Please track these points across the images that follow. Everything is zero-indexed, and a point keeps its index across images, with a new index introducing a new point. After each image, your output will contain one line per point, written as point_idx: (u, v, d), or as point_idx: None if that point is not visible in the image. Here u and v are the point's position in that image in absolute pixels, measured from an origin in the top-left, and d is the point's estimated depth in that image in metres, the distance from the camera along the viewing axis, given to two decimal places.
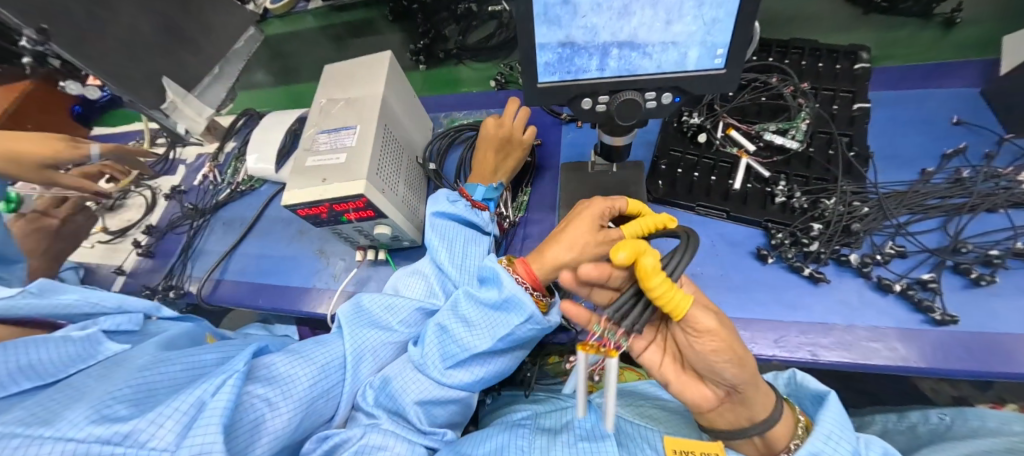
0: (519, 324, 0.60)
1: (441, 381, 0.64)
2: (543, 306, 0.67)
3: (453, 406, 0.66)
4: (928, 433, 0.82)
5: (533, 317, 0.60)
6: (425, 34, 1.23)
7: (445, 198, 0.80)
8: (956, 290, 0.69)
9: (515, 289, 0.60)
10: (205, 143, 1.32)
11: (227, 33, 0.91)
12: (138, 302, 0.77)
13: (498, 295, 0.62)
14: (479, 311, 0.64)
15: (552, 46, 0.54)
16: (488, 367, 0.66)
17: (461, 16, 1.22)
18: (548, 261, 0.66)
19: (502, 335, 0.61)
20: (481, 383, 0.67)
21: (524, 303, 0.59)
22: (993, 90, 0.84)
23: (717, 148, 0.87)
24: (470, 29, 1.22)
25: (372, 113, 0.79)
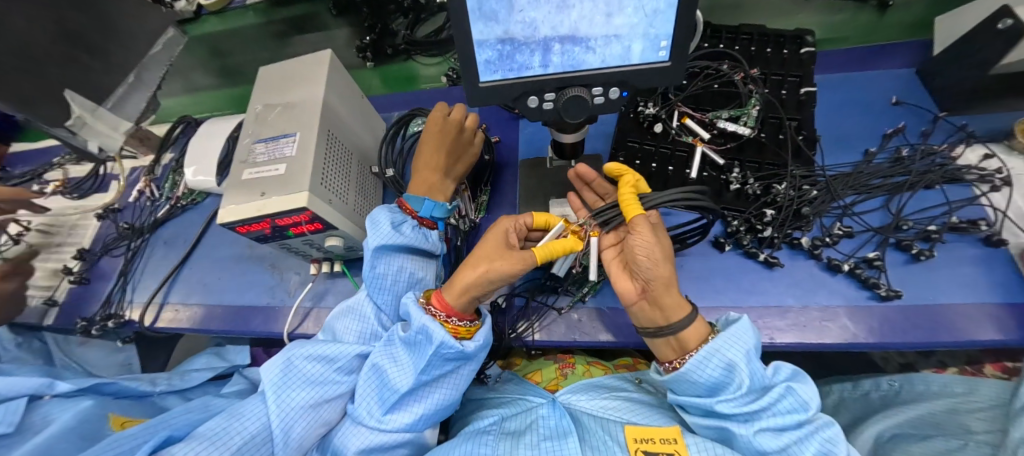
0: (431, 352, 0.59)
1: (383, 429, 0.63)
2: (466, 331, 0.66)
3: (402, 449, 0.65)
4: (879, 400, 0.86)
5: (448, 346, 0.59)
6: (372, 29, 1.17)
7: (386, 220, 0.72)
8: (899, 265, 0.72)
9: (422, 319, 0.61)
10: (140, 156, 1.22)
11: (142, 38, 0.84)
12: (23, 386, 0.74)
13: (418, 336, 0.62)
14: (410, 352, 0.64)
15: (492, 43, 0.51)
16: (426, 403, 0.64)
17: (410, 9, 1.16)
18: (458, 289, 0.64)
19: (423, 369, 0.61)
20: (426, 420, 0.65)
21: (432, 331, 0.59)
22: (927, 70, 0.88)
23: (673, 138, 0.87)
24: (419, 22, 1.18)
25: (313, 118, 0.74)
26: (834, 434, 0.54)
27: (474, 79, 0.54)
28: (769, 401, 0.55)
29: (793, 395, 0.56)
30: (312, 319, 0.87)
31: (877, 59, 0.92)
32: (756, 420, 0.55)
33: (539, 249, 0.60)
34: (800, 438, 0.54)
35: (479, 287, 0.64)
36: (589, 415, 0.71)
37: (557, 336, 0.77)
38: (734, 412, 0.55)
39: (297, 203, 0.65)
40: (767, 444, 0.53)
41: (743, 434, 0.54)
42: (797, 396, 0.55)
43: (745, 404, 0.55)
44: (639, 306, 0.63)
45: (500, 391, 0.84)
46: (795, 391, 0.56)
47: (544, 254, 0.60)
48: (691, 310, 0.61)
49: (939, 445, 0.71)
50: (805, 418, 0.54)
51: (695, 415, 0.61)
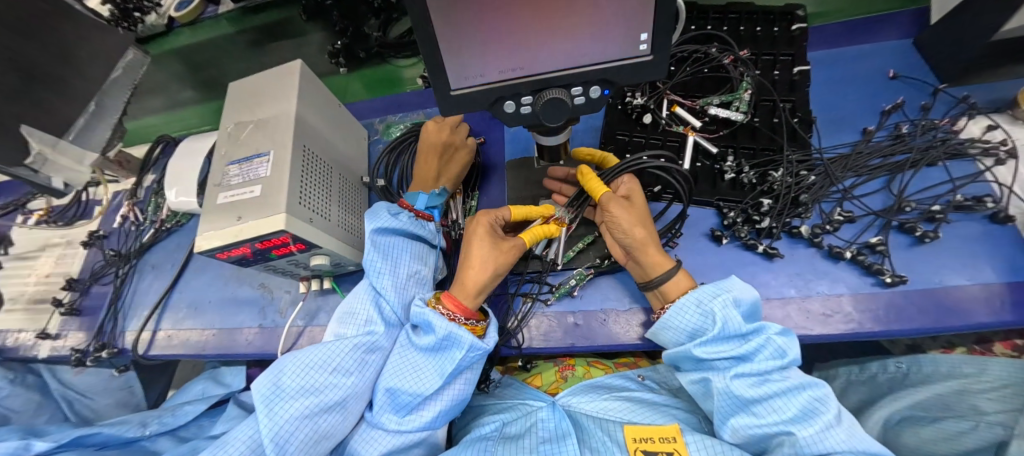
0: (460, 357, 0.61)
1: (402, 430, 0.62)
2: (478, 330, 0.64)
3: (418, 448, 0.65)
4: (888, 382, 0.83)
5: (477, 348, 0.61)
6: (343, 33, 1.11)
7: (384, 211, 0.74)
8: (902, 249, 0.70)
9: (448, 325, 0.60)
10: (121, 179, 1.19)
11: (101, 63, 0.82)
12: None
13: (443, 341, 0.62)
14: (428, 356, 0.64)
15: (460, 49, 0.48)
16: (441, 404, 0.63)
17: (379, 10, 1.12)
18: (470, 287, 0.64)
19: (450, 372, 0.61)
20: (443, 418, 0.64)
21: (461, 336, 0.60)
22: (926, 40, 0.84)
23: (664, 128, 0.83)
24: (391, 22, 1.13)
25: (286, 134, 0.71)
26: (822, 392, 0.53)
27: (444, 87, 0.52)
28: (746, 348, 0.56)
29: (773, 345, 0.56)
30: (306, 339, 0.85)
31: (872, 31, 0.89)
32: (733, 367, 0.57)
33: (525, 234, 0.67)
34: (781, 389, 0.54)
35: (487, 284, 0.65)
36: (590, 417, 0.70)
37: (554, 342, 0.75)
38: (711, 358, 0.57)
39: (273, 226, 0.62)
40: (742, 389, 0.55)
41: (719, 379, 0.56)
42: (775, 346, 0.56)
43: (721, 350, 0.57)
44: (628, 265, 0.69)
45: (500, 395, 0.82)
46: (775, 342, 0.56)
47: (530, 238, 0.67)
48: (673, 264, 0.64)
49: (951, 428, 0.70)
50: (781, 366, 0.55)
51: (684, 370, 0.64)
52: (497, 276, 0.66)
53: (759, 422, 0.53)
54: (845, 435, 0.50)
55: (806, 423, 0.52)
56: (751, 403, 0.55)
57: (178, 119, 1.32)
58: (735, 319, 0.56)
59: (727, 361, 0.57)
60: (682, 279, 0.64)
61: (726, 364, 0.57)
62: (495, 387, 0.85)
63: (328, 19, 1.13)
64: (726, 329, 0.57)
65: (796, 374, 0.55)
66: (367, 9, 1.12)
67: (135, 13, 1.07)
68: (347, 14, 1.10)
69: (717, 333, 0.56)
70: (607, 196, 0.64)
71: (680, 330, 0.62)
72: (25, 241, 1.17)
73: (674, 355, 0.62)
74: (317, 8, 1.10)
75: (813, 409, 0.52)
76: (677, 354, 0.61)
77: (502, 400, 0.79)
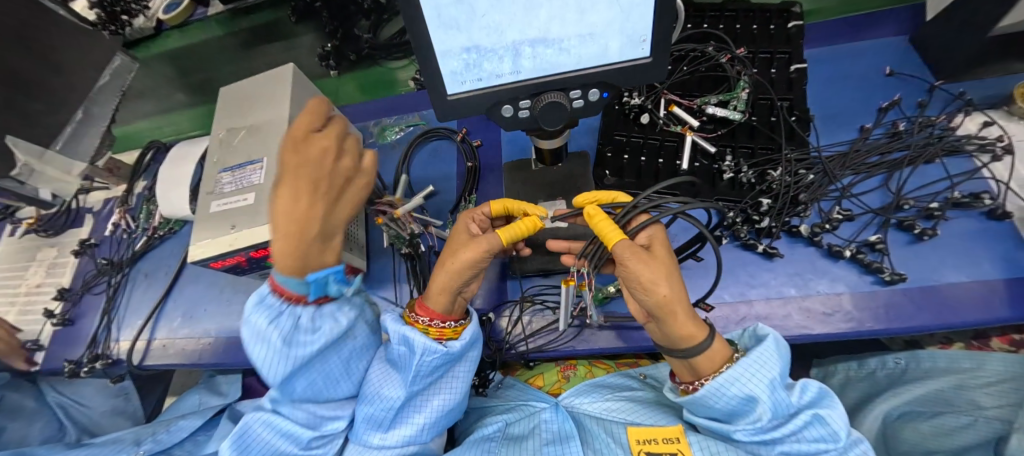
0: (417, 361, 0.56)
1: (385, 444, 0.59)
2: (452, 332, 0.60)
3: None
4: (886, 379, 0.83)
5: (431, 350, 0.55)
6: (333, 34, 1.10)
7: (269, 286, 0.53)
8: (901, 246, 0.70)
9: (400, 328, 0.57)
10: (112, 186, 1.17)
11: (89, 70, 0.81)
12: None
13: (399, 346, 0.58)
14: (393, 366, 0.61)
15: (457, 53, 0.47)
16: (426, 413, 0.60)
17: (369, 11, 1.10)
18: (436, 290, 0.58)
19: (412, 378, 0.57)
20: (431, 430, 0.61)
21: (413, 339, 0.56)
22: (921, 37, 0.84)
23: (662, 128, 0.83)
24: (382, 23, 1.12)
25: (279, 140, 0.69)
26: (863, 452, 0.50)
27: (440, 92, 0.51)
28: (795, 427, 0.50)
29: (822, 422, 0.50)
30: None
31: (868, 28, 0.89)
32: (775, 444, 0.51)
33: (504, 231, 0.54)
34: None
35: (453, 284, 0.57)
36: (593, 418, 0.70)
37: (555, 346, 0.74)
38: (753, 439, 0.51)
39: (269, 234, 0.61)
40: None
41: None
42: (826, 425, 0.49)
43: (768, 432, 0.51)
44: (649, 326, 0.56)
45: (502, 396, 0.81)
46: (827, 420, 0.50)
47: (510, 236, 0.54)
48: (706, 330, 0.52)
49: (950, 423, 0.70)
50: (833, 448, 0.49)
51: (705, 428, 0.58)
52: (466, 278, 0.58)
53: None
54: None
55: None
56: None
57: (169, 124, 1.30)
58: (785, 403, 0.49)
59: (768, 436, 0.51)
60: (719, 345, 0.54)
61: (765, 438, 0.52)
62: (496, 387, 0.84)
63: (317, 19, 1.11)
64: (775, 412, 0.50)
65: (835, 434, 0.51)
66: (357, 10, 1.10)
67: (122, 16, 1.04)
68: (338, 14, 1.08)
69: (766, 419, 0.49)
70: (622, 245, 0.49)
71: (715, 408, 0.53)
72: (14, 251, 1.15)
73: (703, 424, 0.55)
74: (306, 8, 1.08)
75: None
76: (707, 425, 0.54)
77: (505, 401, 0.79)
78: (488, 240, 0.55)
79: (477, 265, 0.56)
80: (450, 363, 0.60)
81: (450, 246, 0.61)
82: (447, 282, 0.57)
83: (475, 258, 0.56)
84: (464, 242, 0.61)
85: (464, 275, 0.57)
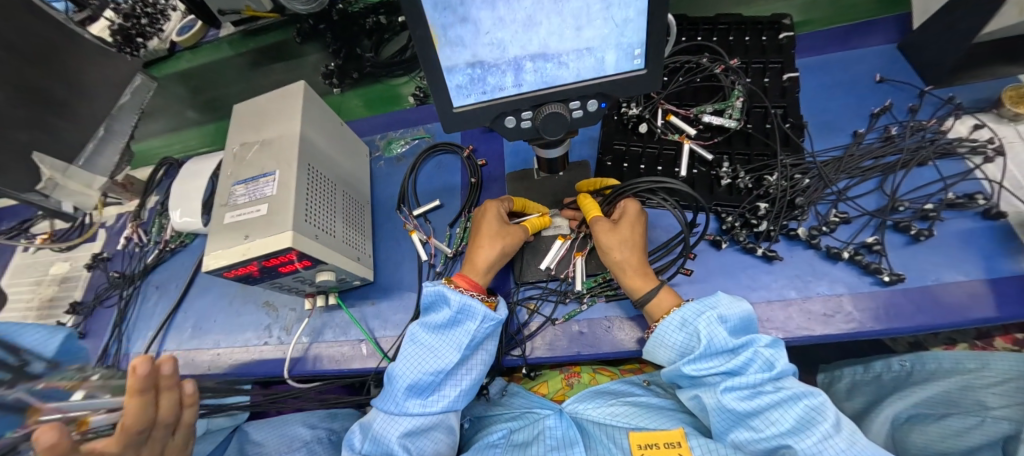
0: (476, 327, 0.65)
1: (427, 411, 0.64)
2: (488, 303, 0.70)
3: (438, 433, 0.66)
4: (891, 382, 0.83)
5: (491, 318, 0.66)
6: (336, 54, 1.14)
7: None
8: (899, 247, 0.71)
9: (461, 297, 0.65)
10: (125, 201, 1.20)
11: (111, 90, 0.85)
12: None
13: (457, 315, 0.65)
14: (440, 335, 0.67)
15: (461, 68, 0.50)
16: (465, 382, 0.67)
17: (369, 32, 1.13)
18: (478, 264, 0.71)
19: (468, 343, 0.65)
20: (465, 400, 0.67)
21: (475, 307, 0.65)
22: (909, 45, 0.87)
23: (660, 137, 0.85)
24: (384, 42, 1.15)
25: (291, 153, 0.72)
26: (816, 401, 0.54)
27: (446, 104, 0.54)
28: (735, 363, 0.57)
29: (760, 358, 0.58)
30: (312, 355, 0.85)
31: (858, 37, 0.91)
32: (724, 382, 0.58)
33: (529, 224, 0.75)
34: (775, 400, 0.55)
35: (497, 263, 0.72)
36: (596, 423, 0.71)
37: (558, 351, 0.75)
38: (701, 375, 0.59)
39: (281, 244, 0.63)
40: (733, 404, 0.56)
41: (712, 396, 0.58)
42: (762, 357, 0.57)
43: (711, 366, 0.59)
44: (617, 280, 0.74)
45: (507, 404, 0.81)
46: (762, 354, 0.58)
47: (534, 226, 0.76)
48: (655, 285, 0.68)
49: (954, 426, 0.70)
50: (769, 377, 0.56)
51: (681, 386, 0.65)
52: (503, 258, 0.72)
53: (758, 436, 0.54)
54: (845, 444, 0.49)
55: (803, 434, 0.52)
56: (746, 417, 0.56)
57: (180, 141, 1.34)
58: (720, 334, 0.58)
59: (718, 376, 0.59)
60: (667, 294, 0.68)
61: (717, 379, 0.59)
62: (502, 395, 0.85)
63: (322, 40, 1.14)
64: (712, 345, 0.59)
65: (789, 383, 0.57)
66: (359, 30, 1.13)
67: (138, 38, 1.13)
68: (340, 35, 1.12)
69: (703, 347, 0.59)
70: (596, 220, 0.71)
71: (670, 347, 0.64)
72: (29, 266, 1.17)
73: (668, 373, 0.64)
74: (311, 30, 1.11)
75: (809, 419, 0.53)
76: (671, 373, 0.63)
77: (510, 409, 0.79)
78: (522, 228, 0.74)
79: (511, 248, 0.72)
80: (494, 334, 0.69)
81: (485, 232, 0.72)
82: (492, 262, 0.71)
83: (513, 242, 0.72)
84: (499, 230, 0.72)
85: (506, 255, 0.72)
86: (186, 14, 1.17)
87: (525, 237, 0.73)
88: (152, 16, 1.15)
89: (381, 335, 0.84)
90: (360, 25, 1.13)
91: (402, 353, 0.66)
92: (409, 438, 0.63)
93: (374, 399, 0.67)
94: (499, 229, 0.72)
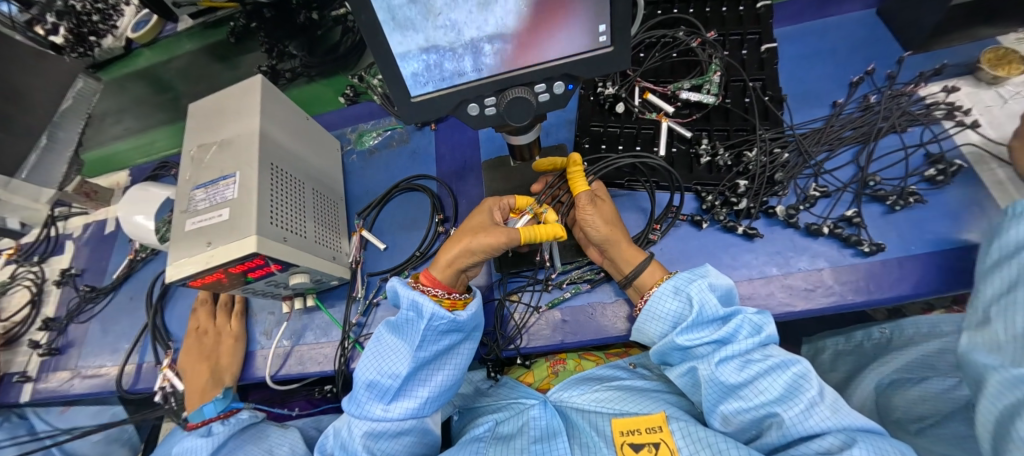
0: (424, 327, 0.60)
1: (389, 416, 0.63)
2: (453, 304, 0.68)
3: (407, 436, 0.65)
4: (873, 349, 0.83)
5: (439, 317, 0.60)
6: (269, 53, 1.05)
7: None
8: (877, 218, 0.70)
9: (410, 294, 0.61)
10: (91, 210, 1.16)
11: (54, 93, 0.81)
12: None
13: (408, 314, 0.62)
14: (402, 336, 0.64)
15: (415, 54, 0.47)
16: (429, 386, 0.64)
17: (303, 28, 1.05)
18: (444, 263, 0.67)
19: (419, 346, 0.61)
20: (433, 402, 0.65)
21: (422, 305, 0.60)
22: (889, 10, 0.85)
23: (637, 116, 0.82)
24: (318, 39, 1.05)
25: (251, 152, 0.69)
26: (802, 368, 0.53)
27: (404, 94, 0.51)
28: (724, 332, 0.57)
29: (748, 323, 0.58)
30: (295, 358, 0.84)
31: (839, 4, 0.89)
32: (716, 352, 0.58)
33: (523, 231, 0.62)
34: (764, 368, 0.55)
35: (460, 260, 0.66)
36: (580, 411, 0.70)
37: (543, 340, 0.74)
38: (692, 345, 0.59)
39: (246, 249, 0.60)
40: (726, 376, 0.55)
41: (705, 367, 0.57)
42: (750, 322, 0.58)
43: (702, 336, 0.59)
44: (605, 265, 0.72)
45: (495, 395, 0.81)
46: (750, 320, 0.58)
47: (528, 235, 0.62)
48: (646, 257, 0.67)
49: (934, 386, 0.69)
50: (759, 343, 0.57)
51: (672, 364, 0.65)
52: (478, 258, 0.66)
53: (747, 406, 0.54)
54: (829, 411, 0.50)
55: (791, 402, 0.52)
56: (737, 388, 0.56)
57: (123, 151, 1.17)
58: (711, 301, 0.58)
59: (709, 346, 0.59)
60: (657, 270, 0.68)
61: (708, 350, 0.59)
62: (491, 386, 0.84)
63: (257, 40, 1.08)
64: (703, 312, 0.59)
65: (776, 351, 0.57)
66: (294, 26, 1.04)
67: (90, 37, 1.11)
68: (274, 34, 1.04)
69: (693, 316, 0.59)
70: (586, 194, 0.65)
71: (662, 320, 0.64)
72: None
73: (660, 348, 0.63)
74: (244, 30, 1.07)
75: (797, 387, 0.52)
76: (663, 347, 0.62)
77: (496, 400, 0.79)
78: (506, 231, 0.63)
79: (490, 250, 0.64)
80: (460, 333, 0.64)
81: (468, 225, 0.67)
82: (455, 258, 0.67)
83: (491, 241, 0.63)
84: (476, 227, 0.67)
85: (469, 253, 0.66)
86: (139, 8, 1.13)
87: (503, 241, 0.62)
88: (104, 12, 1.11)
89: (363, 334, 0.82)
90: (293, 21, 1.04)
91: (366, 352, 0.66)
92: (374, 440, 0.64)
93: (343, 403, 0.67)
94: (484, 224, 0.67)
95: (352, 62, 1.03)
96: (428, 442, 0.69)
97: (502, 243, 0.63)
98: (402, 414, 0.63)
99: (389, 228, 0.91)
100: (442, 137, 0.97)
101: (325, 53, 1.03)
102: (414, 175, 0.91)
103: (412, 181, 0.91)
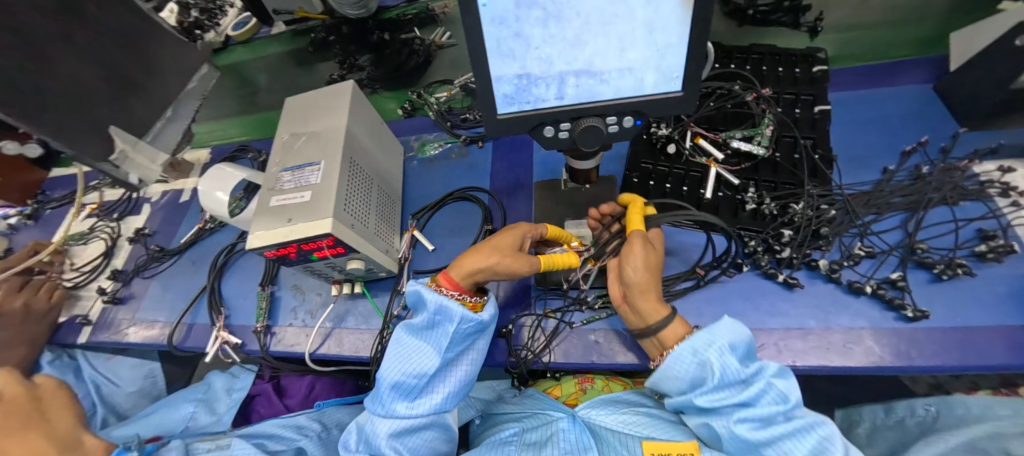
0: (453, 330, 0.64)
1: (414, 413, 0.66)
2: (473, 306, 0.70)
3: (429, 431, 0.69)
4: (917, 427, 0.80)
5: (467, 320, 0.65)
6: (342, 63, 1.18)
7: None
8: (922, 284, 0.71)
9: (438, 298, 0.64)
10: (170, 179, 1.28)
11: (176, 75, 0.93)
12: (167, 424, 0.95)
13: (435, 317, 0.65)
14: (425, 337, 0.68)
15: (508, 78, 0.53)
16: (450, 384, 0.68)
17: (374, 47, 1.13)
18: (466, 270, 0.68)
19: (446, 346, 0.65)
20: (453, 399, 0.69)
21: (452, 309, 0.64)
22: (945, 88, 0.87)
23: (687, 158, 0.87)
24: (384, 58, 1.15)
25: (336, 145, 0.77)
26: (828, 431, 0.54)
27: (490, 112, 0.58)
28: (749, 396, 0.57)
29: (774, 389, 0.57)
30: (334, 339, 0.88)
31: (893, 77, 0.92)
32: (737, 413, 0.57)
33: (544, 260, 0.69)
34: (788, 431, 0.55)
35: (481, 271, 0.69)
36: (610, 431, 0.70)
37: (575, 357, 0.76)
38: (715, 406, 0.59)
39: (322, 228, 0.67)
40: (749, 436, 0.55)
41: (725, 426, 0.57)
42: (776, 390, 0.57)
43: (723, 398, 0.58)
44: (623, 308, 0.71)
45: (519, 404, 0.83)
46: (776, 386, 0.57)
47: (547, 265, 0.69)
48: (669, 312, 0.66)
49: None
50: (782, 410, 0.56)
51: (690, 414, 0.65)
52: (496, 274, 0.70)
53: None
54: None
55: None
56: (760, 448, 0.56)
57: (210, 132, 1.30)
58: (734, 365, 0.58)
59: (732, 408, 0.58)
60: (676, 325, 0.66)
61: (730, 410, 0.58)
62: (516, 396, 0.86)
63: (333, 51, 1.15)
64: (726, 376, 0.58)
65: (801, 412, 0.57)
66: (366, 43, 1.12)
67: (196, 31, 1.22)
68: (349, 47, 1.13)
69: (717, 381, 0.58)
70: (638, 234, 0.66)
71: (681, 378, 0.62)
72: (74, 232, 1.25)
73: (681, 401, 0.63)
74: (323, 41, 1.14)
75: (823, 450, 0.54)
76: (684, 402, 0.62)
77: (520, 409, 0.80)
78: (531, 261, 0.69)
79: (512, 271, 0.69)
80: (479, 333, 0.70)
81: (498, 240, 0.69)
82: (477, 268, 0.68)
83: (517, 266, 0.68)
84: (506, 243, 0.69)
85: (494, 270, 0.69)
86: (241, 12, 1.23)
87: (528, 270, 0.68)
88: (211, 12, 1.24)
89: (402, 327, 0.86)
90: (367, 40, 1.12)
91: (387, 354, 0.68)
92: (398, 438, 0.66)
93: (364, 401, 0.69)
94: (513, 243, 0.70)
95: (413, 80, 1.19)
96: (446, 441, 0.72)
97: (525, 269, 0.69)
98: (427, 409, 0.67)
99: (439, 232, 0.96)
100: (498, 155, 1.04)
101: (390, 71, 1.18)
102: (468, 186, 0.97)
103: (465, 190, 0.97)
